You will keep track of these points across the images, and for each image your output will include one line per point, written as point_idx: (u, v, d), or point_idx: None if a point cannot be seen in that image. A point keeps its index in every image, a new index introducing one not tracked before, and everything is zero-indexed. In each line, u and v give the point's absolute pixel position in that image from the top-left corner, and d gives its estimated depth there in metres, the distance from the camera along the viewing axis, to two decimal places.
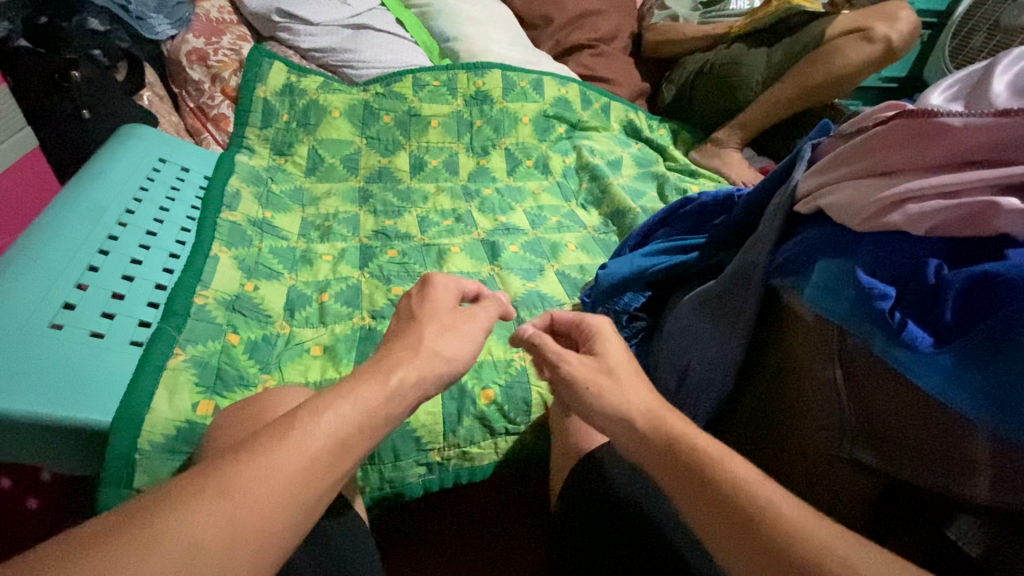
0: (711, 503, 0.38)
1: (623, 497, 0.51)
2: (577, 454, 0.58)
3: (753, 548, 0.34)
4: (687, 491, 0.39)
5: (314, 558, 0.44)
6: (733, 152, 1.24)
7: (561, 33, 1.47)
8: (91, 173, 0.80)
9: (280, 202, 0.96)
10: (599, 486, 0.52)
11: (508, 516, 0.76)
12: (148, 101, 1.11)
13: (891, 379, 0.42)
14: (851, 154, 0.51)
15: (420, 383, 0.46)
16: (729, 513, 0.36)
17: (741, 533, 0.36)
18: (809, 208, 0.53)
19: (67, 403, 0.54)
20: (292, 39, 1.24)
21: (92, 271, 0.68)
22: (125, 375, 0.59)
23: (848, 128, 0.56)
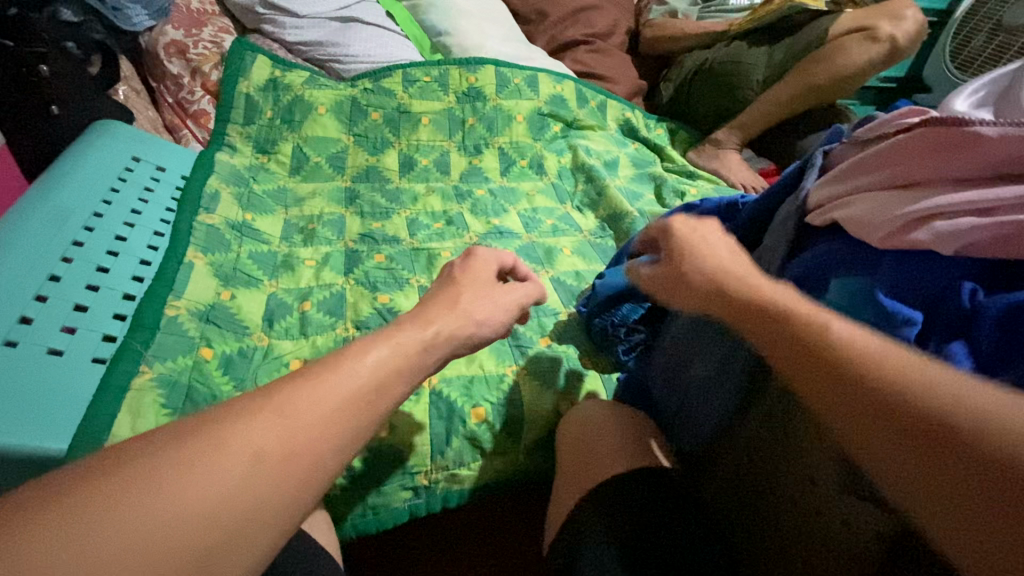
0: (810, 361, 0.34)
1: (635, 511, 0.49)
2: (588, 478, 0.55)
3: (872, 404, 0.30)
4: (796, 367, 0.35)
5: None
6: (733, 154, 1.21)
7: (557, 28, 1.43)
8: (57, 174, 0.76)
9: (261, 203, 0.91)
10: (602, 506, 0.50)
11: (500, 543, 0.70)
12: (123, 96, 1.07)
13: None
14: (867, 163, 0.48)
15: (431, 352, 0.45)
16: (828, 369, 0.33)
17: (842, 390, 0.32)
18: (823, 220, 0.50)
19: (17, 429, 0.50)
20: (276, 32, 1.19)
21: (53, 281, 0.63)
22: (86, 397, 0.55)
23: (863, 133, 0.53)
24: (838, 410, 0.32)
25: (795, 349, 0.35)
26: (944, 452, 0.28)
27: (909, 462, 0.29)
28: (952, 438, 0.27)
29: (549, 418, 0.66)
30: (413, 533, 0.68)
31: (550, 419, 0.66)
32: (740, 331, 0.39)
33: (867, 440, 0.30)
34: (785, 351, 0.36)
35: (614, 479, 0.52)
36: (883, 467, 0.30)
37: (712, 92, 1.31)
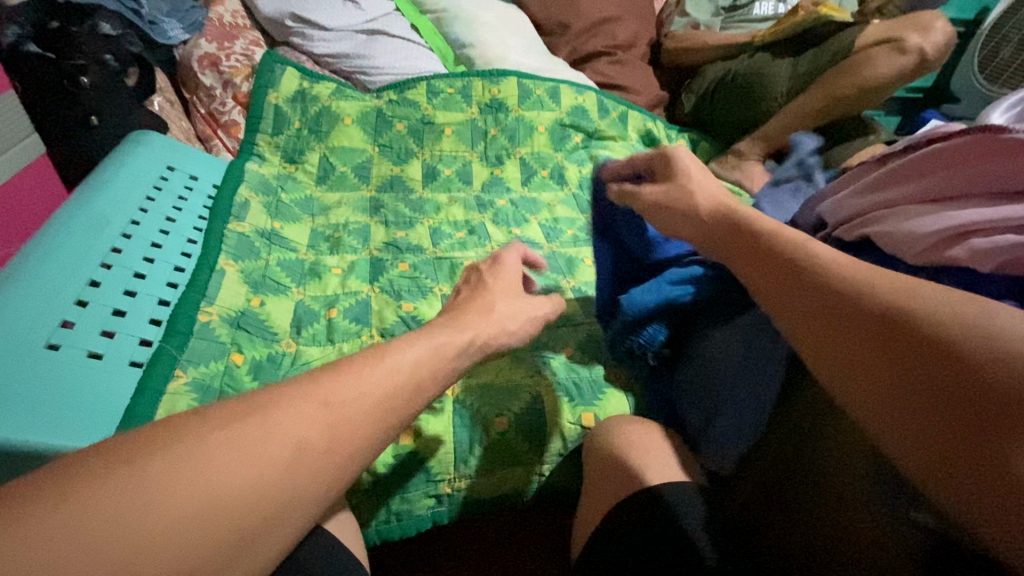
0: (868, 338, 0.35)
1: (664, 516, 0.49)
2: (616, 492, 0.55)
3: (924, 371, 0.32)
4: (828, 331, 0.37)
5: None
6: (755, 165, 1.20)
7: (578, 41, 1.44)
8: (97, 183, 0.79)
9: (289, 212, 0.93)
10: (632, 520, 0.50)
11: (521, 550, 0.70)
12: (159, 107, 1.09)
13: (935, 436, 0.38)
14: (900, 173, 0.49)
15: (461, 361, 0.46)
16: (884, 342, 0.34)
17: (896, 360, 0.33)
18: (855, 235, 0.50)
19: (61, 427, 0.51)
20: (304, 44, 1.22)
21: (93, 286, 0.66)
22: (123, 400, 0.57)
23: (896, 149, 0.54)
24: (851, 369, 0.35)
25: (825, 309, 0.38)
26: (935, 380, 0.31)
27: (909, 403, 0.32)
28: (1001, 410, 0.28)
29: (572, 428, 0.66)
30: (434, 541, 0.69)
31: (573, 430, 0.66)
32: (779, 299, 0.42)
33: (873, 394, 0.34)
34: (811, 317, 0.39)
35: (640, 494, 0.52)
36: (877, 409, 0.33)
37: (735, 104, 1.30)
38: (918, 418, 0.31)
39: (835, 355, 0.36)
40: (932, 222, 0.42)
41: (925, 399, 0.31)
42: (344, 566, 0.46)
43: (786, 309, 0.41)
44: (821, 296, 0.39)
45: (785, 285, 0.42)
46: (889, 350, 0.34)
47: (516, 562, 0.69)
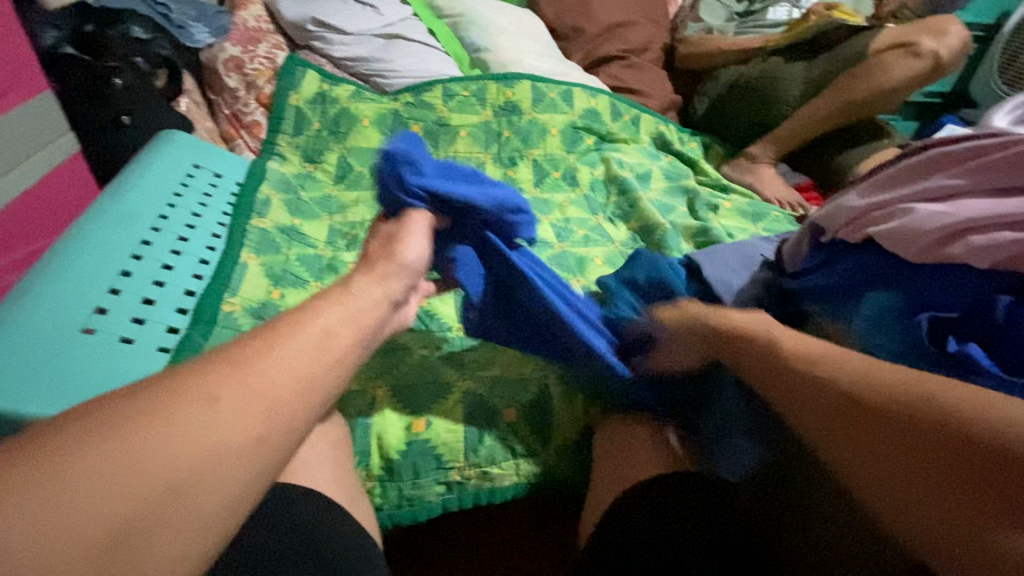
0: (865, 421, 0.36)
1: (669, 508, 0.50)
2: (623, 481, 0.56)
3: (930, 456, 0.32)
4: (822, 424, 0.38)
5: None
6: (767, 168, 1.21)
7: (592, 44, 1.46)
8: (129, 179, 0.83)
9: (308, 210, 0.96)
10: (637, 519, 0.50)
11: (529, 534, 0.71)
12: (185, 108, 1.13)
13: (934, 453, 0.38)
14: (890, 183, 0.53)
15: None
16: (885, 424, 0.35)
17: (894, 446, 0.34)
18: (857, 236, 0.52)
19: None
20: (325, 48, 1.26)
21: (125, 276, 0.69)
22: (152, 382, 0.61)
23: (885, 164, 0.58)
24: (888, 484, 0.33)
25: (840, 417, 0.37)
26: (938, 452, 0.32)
27: (958, 511, 0.30)
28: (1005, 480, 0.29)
29: (579, 422, 0.68)
30: (444, 530, 0.70)
31: (580, 424, 0.68)
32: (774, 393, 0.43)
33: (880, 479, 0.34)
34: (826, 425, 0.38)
35: (639, 484, 0.54)
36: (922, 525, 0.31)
37: (747, 107, 1.31)
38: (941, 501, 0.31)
39: (864, 465, 0.35)
40: (930, 220, 0.45)
41: (977, 500, 0.29)
42: (358, 543, 0.47)
43: (805, 419, 0.40)
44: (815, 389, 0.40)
45: (798, 388, 0.41)
46: (917, 453, 0.33)
47: (524, 547, 0.70)
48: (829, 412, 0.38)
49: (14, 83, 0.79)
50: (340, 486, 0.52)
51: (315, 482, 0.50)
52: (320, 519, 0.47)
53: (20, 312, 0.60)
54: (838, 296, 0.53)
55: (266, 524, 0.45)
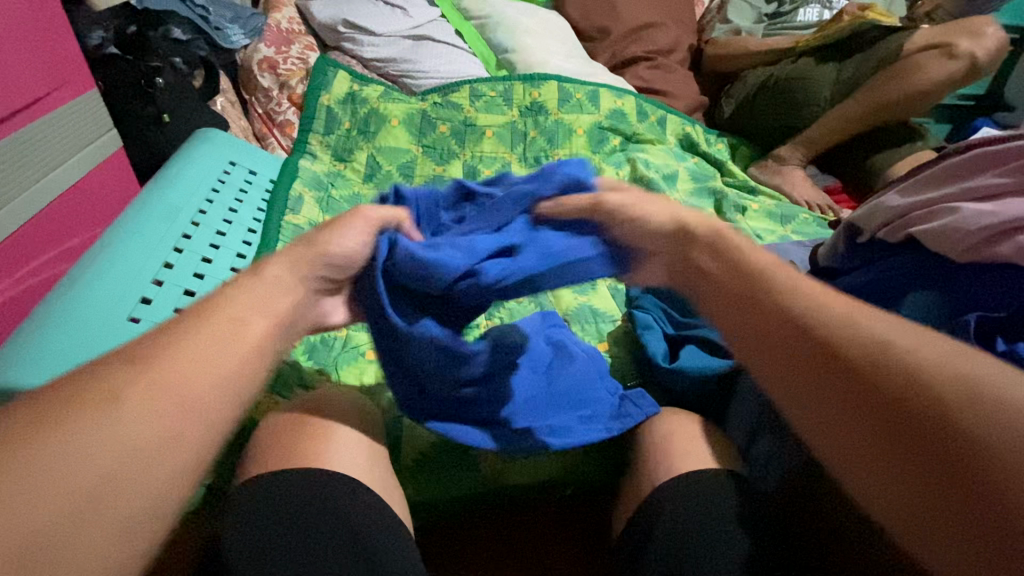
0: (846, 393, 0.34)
1: (703, 509, 0.50)
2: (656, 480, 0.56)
3: (913, 449, 0.31)
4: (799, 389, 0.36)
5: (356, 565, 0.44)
6: (795, 170, 1.19)
7: (618, 45, 1.46)
8: (168, 175, 0.85)
9: (339, 207, 0.98)
10: (674, 518, 0.50)
11: (555, 522, 0.72)
12: (220, 107, 1.16)
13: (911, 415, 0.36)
14: (931, 182, 0.53)
15: None
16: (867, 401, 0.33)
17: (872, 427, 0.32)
18: (899, 235, 0.51)
19: None
20: (355, 49, 1.28)
21: (166, 268, 0.72)
22: None
23: (922, 166, 0.58)
24: (846, 452, 0.34)
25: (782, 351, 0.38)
26: (919, 437, 0.31)
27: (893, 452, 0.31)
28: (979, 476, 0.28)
29: None
30: (472, 525, 0.71)
31: None
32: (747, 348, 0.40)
33: (857, 458, 0.33)
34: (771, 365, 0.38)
35: (670, 483, 0.54)
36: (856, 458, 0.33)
37: (776, 108, 1.30)
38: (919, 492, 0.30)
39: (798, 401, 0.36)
40: (975, 219, 0.44)
41: (934, 482, 0.30)
42: (392, 531, 0.48)
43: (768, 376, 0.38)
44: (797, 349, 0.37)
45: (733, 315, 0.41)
46: (857, 395, 0.34)
47: (552, 537, 0.71)
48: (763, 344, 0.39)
49: (63, 81, 0.82)
50: (375, 475, 0.53)
51: (350, 470, 0.51)
52: (356, 506, 0.47)
53: (70, 301, 0.63)
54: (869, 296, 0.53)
55: (306, 508, 0.46)
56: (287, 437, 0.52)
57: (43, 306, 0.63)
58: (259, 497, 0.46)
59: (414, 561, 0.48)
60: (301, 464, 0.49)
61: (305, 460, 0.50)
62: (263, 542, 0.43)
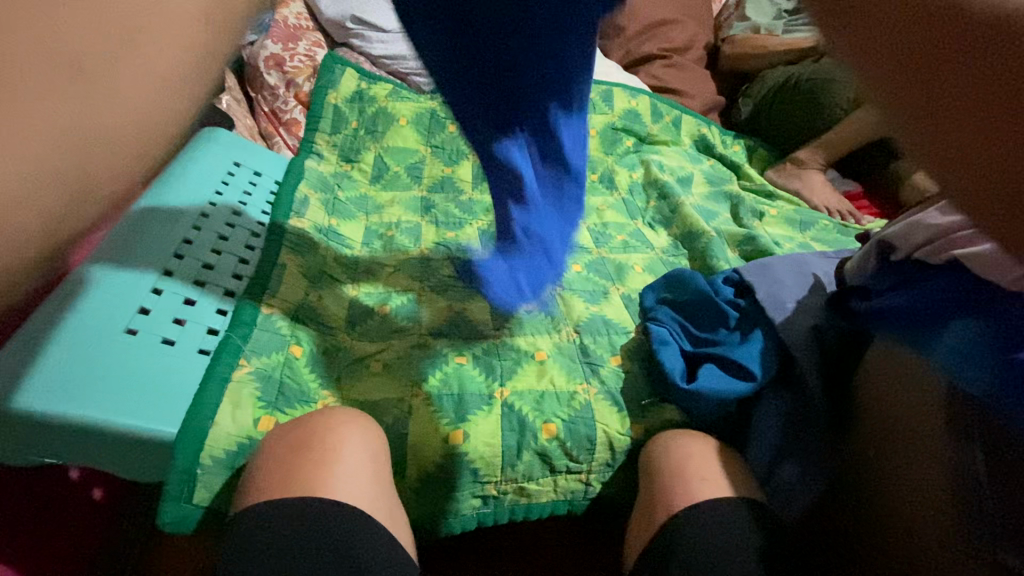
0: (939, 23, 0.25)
1: (722, 540, 0.48)
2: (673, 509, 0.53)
3: (994, 120, 0.24)
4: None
5: None
6: (816, 174, 1.15)
7: (633, 43, 1.42)
8: (173, 175, 0.83)
9: (345, 209, 0.95)
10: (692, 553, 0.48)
11: (568, 539, 0.72)
12: (226, 105, 1.11)
13: (952, 103, 0.26)
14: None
15: None
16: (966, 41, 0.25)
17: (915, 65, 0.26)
18: (941, 258, 0.49)
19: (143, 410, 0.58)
20: (364, 46, 1.25)
21: (167, 274, 0.71)
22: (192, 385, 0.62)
23: None
24: (885, 84, 0.27)
25: (934, 68, 0.26)
26: (985, 82, 0.24)
27: (951, 131, 0.25)
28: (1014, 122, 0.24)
29: (622, 439, 0.65)
30: (482, 543, 0.70)
31: (623, 441, 0.65)
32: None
33: (911, 95, 0.26)
34: (858, 30, 0.28)
35: (687, 509, 0.51)
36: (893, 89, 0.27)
37: (797, 109, 1.25)
38: (966, 137, 0.25)
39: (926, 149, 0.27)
40: None
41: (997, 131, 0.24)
42: (394, 560, 0.46)
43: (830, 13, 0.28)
44: None
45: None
46: (929, 5, 0.25)
47: (564, 551, 0.70)
48: None
49: None
50: (378, 499, 0.50)
51: (352, 496, 0.48)
52: (357, 538, 0.45)
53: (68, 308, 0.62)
54: (917, 316, 0.48)
55: (305, 544, 0.43)
56: (287, 463, 0.49)
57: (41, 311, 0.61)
58: (254, 526, 0.44)
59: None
60: (299, 493, 0.47)
61: (308, 488, 0.47)
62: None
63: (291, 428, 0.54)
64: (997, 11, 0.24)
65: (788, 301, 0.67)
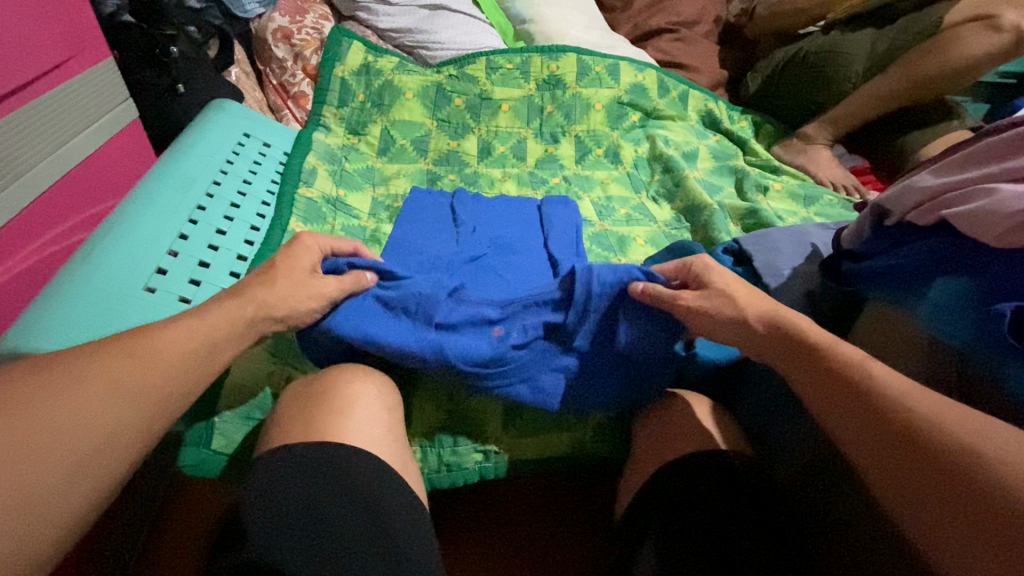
0: (886, 443, 0.39)
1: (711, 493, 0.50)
2: (666, 460, 0.56)
3: (947, 487, 0.35)
4: (822, 395, 0.45)
5: (367, 551, 0.44)
6: (822, 149, 1.15)
7: (641, 17, 1.41)
8: (184, 144, 0.85)
9: (352, 180, 0.97)
10: (687, 501, 0.50)
11: (568, 492, 0.76)
12: (235, 78, 1.16)
13: (916, 440, 0.38)
14: (967, 162, 0.50)
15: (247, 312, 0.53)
16: (896, 449, 0.38)
17: (859, 430, 0.41)
18: (930, 218, 0.50)
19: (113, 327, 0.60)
20: (370, 19, 1.25)
21: (182, 238, 0.73)
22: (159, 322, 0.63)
23: (955, 146, 0.56)
24: (871, 460, 0.40)
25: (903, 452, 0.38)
26: (902, 447, 0.38)
27: (917, 499, 0.36)
28: (948, 467, 0.35)
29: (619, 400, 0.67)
30: (487, 496, 0.75)
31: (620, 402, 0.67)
32: (801, 382, 0.47)
33: (882, 469, 0.39)
34: (837, 401, 0.43)
35: (685, 462, 0.53)
36: (878, 479, 0.39)
37: (804, 84, 1.23)
38: (925, 500, 0.36)
39: (925, 528, 0.36)
40: (1011, 203, 0.43)
41: (948, 523, 0.34)
42: (407, 505, 0.48)
43: (815, 393, 0.46)
44: (872, 420, 0.40)
45: (863, 431, 0.41)
46: (888, 438, 0.39)
47: (563, 506, 0.75)
48: (834, 397, 0.44)
49: (79, 49, 0.82)
50: (389, 445, 0.53)
51: (368, 446, 0.51)
52: (372, 485, 0.47)
53: (87, 268, 0.64)
54: (910, 280, 0.51)
55: (322, 486, 0.46)
56: (308, 409, 0.52)
57: (65, 271, 0.64)
58: (273, 469, 0.46)
59: (433, 549, 0.48)
60: (315, 439, 0.49)
61: (324, 433, 0.50)
62: (284, 521, 0.44)
63: (308, 383, 0.56)
64: (889, 422, 0.39)
65: (784, 267, 0.69)
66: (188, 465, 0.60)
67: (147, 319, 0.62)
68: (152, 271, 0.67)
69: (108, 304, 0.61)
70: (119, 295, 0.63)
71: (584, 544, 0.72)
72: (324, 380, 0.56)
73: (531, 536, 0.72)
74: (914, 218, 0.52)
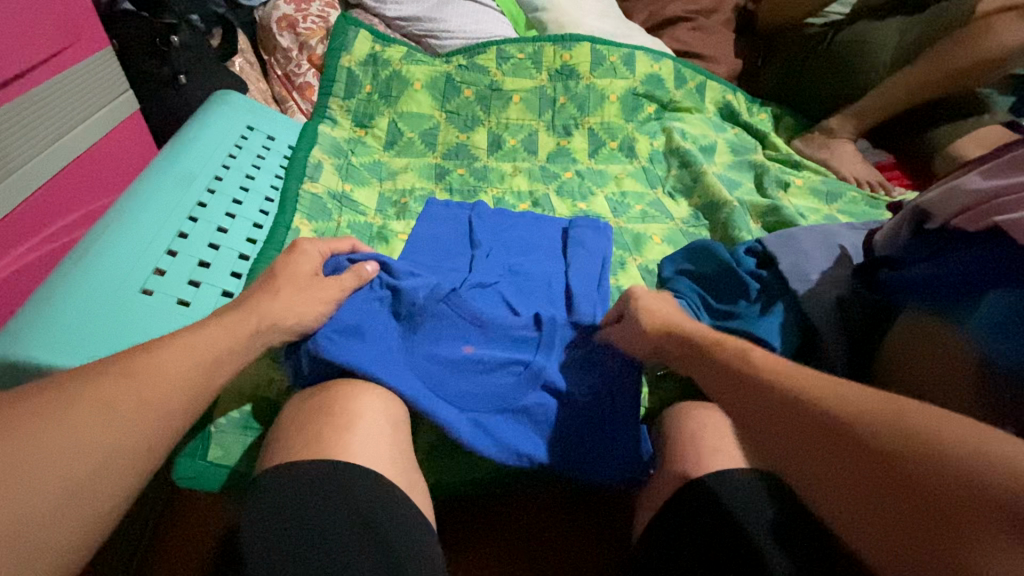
0: (868, 487, 0.35)
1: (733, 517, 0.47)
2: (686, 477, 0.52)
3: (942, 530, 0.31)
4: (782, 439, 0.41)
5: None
6: (845, 144, 1.10)
7: (657, 5, 1.36)
8: (185, 137, 0.82)
9: (359, 175, 0.94)
10: (707, 525, 0.47)
11: (580, 501, 0.74)
12: (239, 67, 1.13)
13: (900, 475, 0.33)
14: (1022, 164, 0.47)
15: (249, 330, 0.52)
16: (885, 492, 0.34)
17: (832, 477, 0.37)
18: (980, 225, 0.46)
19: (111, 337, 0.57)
20: (378, 7, 1.21)
21: (181, 237, 0.71)
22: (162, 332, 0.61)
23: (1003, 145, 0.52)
24: (852, 507, 0.35)
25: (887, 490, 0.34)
26: (886, 481, 0.34)
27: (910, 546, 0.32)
28: (940, 504, 0.31)
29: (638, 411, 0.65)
30: (497, 506, 0.73)
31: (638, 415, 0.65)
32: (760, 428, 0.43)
33: (866, 516, 0.34)
34: (802, 448, 0.39)
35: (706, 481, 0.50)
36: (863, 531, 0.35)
37: (828, 75, 1.18)
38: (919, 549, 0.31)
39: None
40: None
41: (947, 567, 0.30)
42: (411, 525, 0.45)
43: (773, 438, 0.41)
44: (846, 454, 0.36)
45: (837, 479, 0.37)
46: (865, 478, 0.35)
47: (575, 516, 0.73)
48: (795, 439, 0.40)
49: (76, 38, 0.79)
50: (394, 460, 0.50)
51: (372, 462, 0.48)
52: (375, 504, 0.45)
53: (83, 268, 0.62)
54: (954, 291, 0.48)
55: (322, 505, 0.43)
56: (311, 421, 0.50)
57: (61, 271, 0.61)
58: (273, 487, 0.44)
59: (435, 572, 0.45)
60: (316, 455, 0.47)
61: (330, 448, 0.47)
62: (283, 546, 0.41)
63: (312, 394, 0.54)
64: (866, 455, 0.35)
65: (812, 272, 0.65)
66: (187, 477, 0.58)
67: (148, 329, 0.60)
68: (149, 272, 0.65)
69: (104, 309, 0.59)
70: (116, 300, 0.61)
71: (597, 557, 0.70)
72: (330, 392, 0.54)
73: (543, 548, 0.70)
74: (962, 224, 0.48)
